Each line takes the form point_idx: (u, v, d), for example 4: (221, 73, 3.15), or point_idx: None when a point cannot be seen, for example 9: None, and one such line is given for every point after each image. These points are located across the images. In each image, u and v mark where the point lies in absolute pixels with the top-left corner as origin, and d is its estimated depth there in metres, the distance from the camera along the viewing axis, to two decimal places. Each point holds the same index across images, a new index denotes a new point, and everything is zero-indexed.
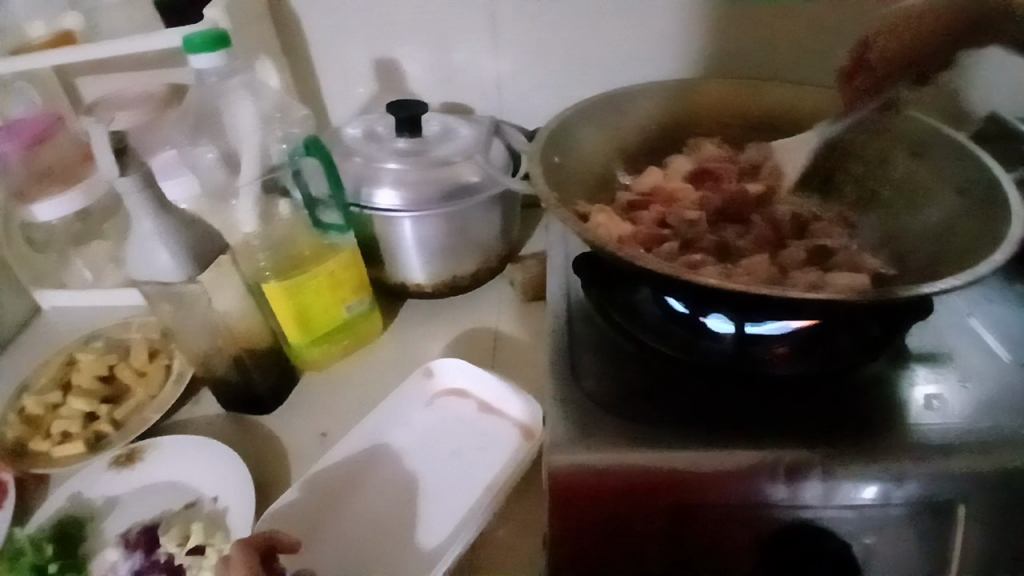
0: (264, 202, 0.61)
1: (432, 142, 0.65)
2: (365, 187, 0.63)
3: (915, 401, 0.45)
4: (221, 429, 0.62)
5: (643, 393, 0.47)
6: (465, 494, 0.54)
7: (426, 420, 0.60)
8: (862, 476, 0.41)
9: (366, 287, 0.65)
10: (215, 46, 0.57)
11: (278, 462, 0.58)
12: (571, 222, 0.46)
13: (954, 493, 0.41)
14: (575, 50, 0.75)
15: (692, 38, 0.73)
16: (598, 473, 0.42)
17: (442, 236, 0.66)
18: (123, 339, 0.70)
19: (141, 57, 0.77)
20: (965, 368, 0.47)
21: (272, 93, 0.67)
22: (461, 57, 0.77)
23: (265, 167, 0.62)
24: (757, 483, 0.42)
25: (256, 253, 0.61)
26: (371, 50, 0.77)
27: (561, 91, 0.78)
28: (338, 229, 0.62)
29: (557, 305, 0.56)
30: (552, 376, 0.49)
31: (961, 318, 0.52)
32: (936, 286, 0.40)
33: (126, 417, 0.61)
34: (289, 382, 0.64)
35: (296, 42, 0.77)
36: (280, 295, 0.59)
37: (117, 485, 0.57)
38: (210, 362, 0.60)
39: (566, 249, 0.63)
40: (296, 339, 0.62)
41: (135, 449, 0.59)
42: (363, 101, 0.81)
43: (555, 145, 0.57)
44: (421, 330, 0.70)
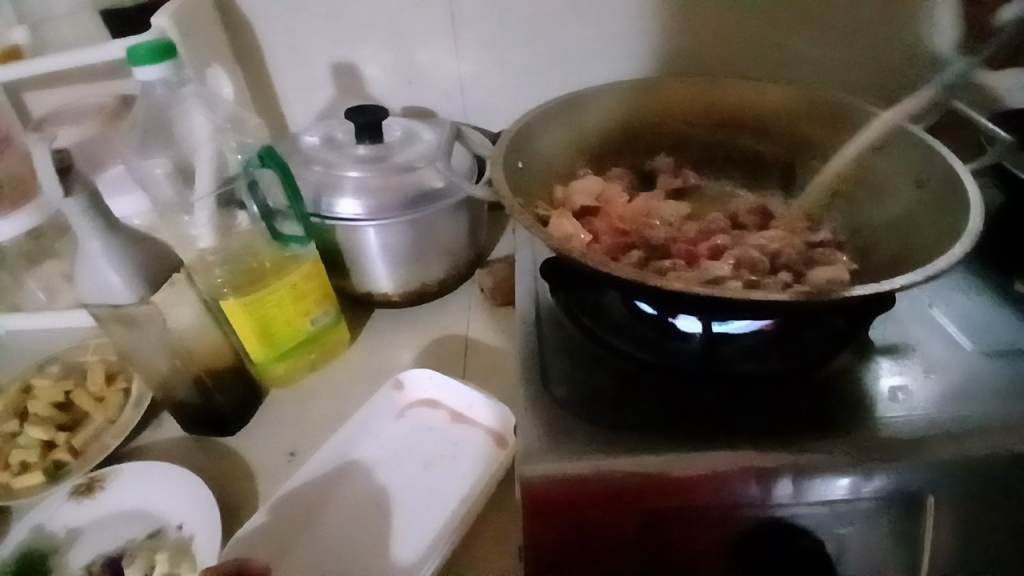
0: (222, 215, 0.60)
1: (393, 148, 0.64)
2: (326, 196, 0.61)
3: (882, 394, 0.45)
4: (187, 452, 0.60)
5: (613, 398, 0.47)
6: (439, 507, 0.53)
7: (397, 433, 0.59)
8: (832, 472, 0.41)
9: (331, 299, 0.63)
10: (162, 56, 0.54)
11: (246, 484, 0.56)
12: (534, 228, 0.46)
13: (920, 485, 0.42)
14: (536, 49, 0.74)
15: (654, 34, 0.73)
16: (570, 483, 0.41)
17: (407, 243, 0.65)
18: (81, 363, 0.68)
19: (89, 69, 0.75)
20: (929, 358, 0.48)
21: (226, 102, 0.65)
22: (422, 59, 0.75)
23: (222, 178, 0.60)
24: (729, 485, 0.41)
25: (213, 268, 0.59)
26: (329, 54, 0.75)
27: (526, 90, 0.77)
28: (298, 241, 0.60)
29: (525, 310, 0.56)
30: (521, 385, 0.48)
31: (924, 308, 0.52)
32: (900, 281, 0.40)
33: (86, 444, 0.59)
34: (255, 400, 0.62)
35: (250, 48, 0.74)
36: (240, 312, 0.57)
37: (78, 516, 0.55)
38: (170, 383, 0.58)
39: (533, 254, 0.62)
40: (260, 356, 0.61)
41: (95, 478, 0.56)
42: (323, 106, 0.79)
43: (517, 149, 0.56)
44: (390, 340, 0.69)
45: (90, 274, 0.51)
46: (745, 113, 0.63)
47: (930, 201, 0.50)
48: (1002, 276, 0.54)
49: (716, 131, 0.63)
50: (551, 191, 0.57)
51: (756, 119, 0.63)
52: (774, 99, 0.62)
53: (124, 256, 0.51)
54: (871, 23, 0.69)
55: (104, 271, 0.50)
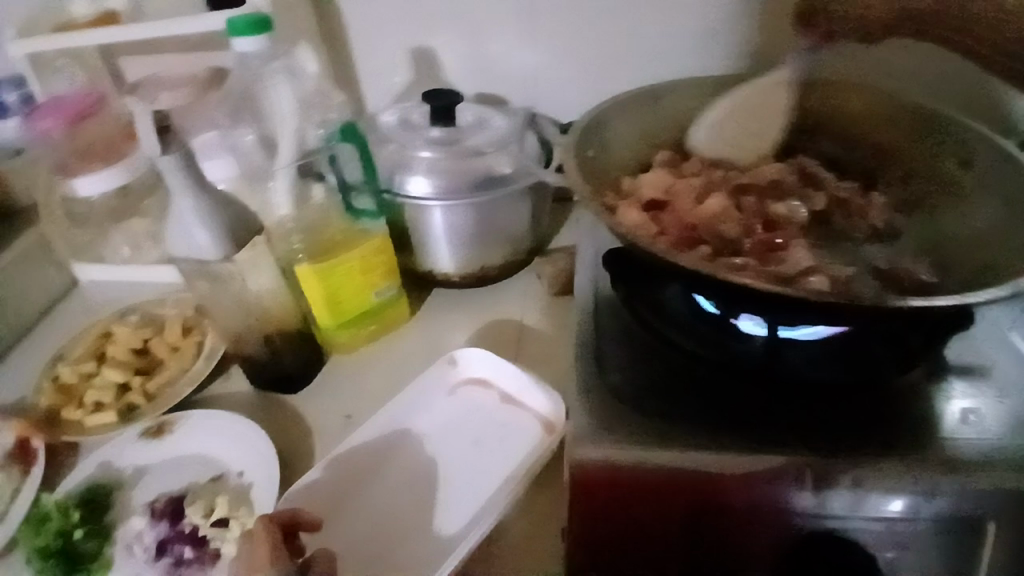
0: (299, 185, 0.63)
1: (465, 132, 0.65)
2: (398, 174, 0.63)
3: (952, 415, 0.44)
4: (250, 406, 0.63)
5: (670, 392, 0.47)
6: (486, 484, 0.54)
7: (449, 408, 0.60)
8: (889, 487, 0.40)
9: (395, 274, 0.65)
10: (256, 30, 0.58)
11: (302, 442, 0.59)
12: (603, 216, 0.46)
13: (984, 512, 0.40)
14: (613, 45, 0.75)
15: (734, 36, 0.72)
16: (621, 470, 0.42)
17: (472, 225, 0.66)
18: (157, 315, 0.72)
19: (184, 40, 0.79)
20: (1004, 384, 0.46)
21: (311, 78, 0.68)
22: (499, 48, 0.77)
23: (302, 151, 0.64)
24: (783, 489, 0.41)
25: (290, 235, 0.62)
26: (410, 39, 0.77)
27: (599, 86, 0.78)
28: (371, 216, 0.63)
29: (585, 299, 0.56)
30: (578, 370, 0.49)
31: (1004, 333, 0.50)
32: (981, 296, 0.39)
33: (158, 390, 0.63)
34: (317, 363, 0.65)
35: (336, 28, 0.77)
36: (312, 279, 0.60)
37: (146, 456, 0.58)
38: (242, 340, 0.61)
39: (596, 244, 0.63)
40: (325, 322, 0.63)
41: (165, 422, 0.60)
42: (399, 90, 0.81)
43: (589, 138, 0.57)
44: (447, 319, 0.71)
45: (179, 231, 0.55)
46: (828, 117, 0.62)
47: (1018, 217, 0.48)
48: None
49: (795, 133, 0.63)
50: (620, 181, 0.57)
51: (840, 121, 0.62)
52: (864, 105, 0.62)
53: (211, 215, 0.55)
54: None
55: (191, 230, 0.55)
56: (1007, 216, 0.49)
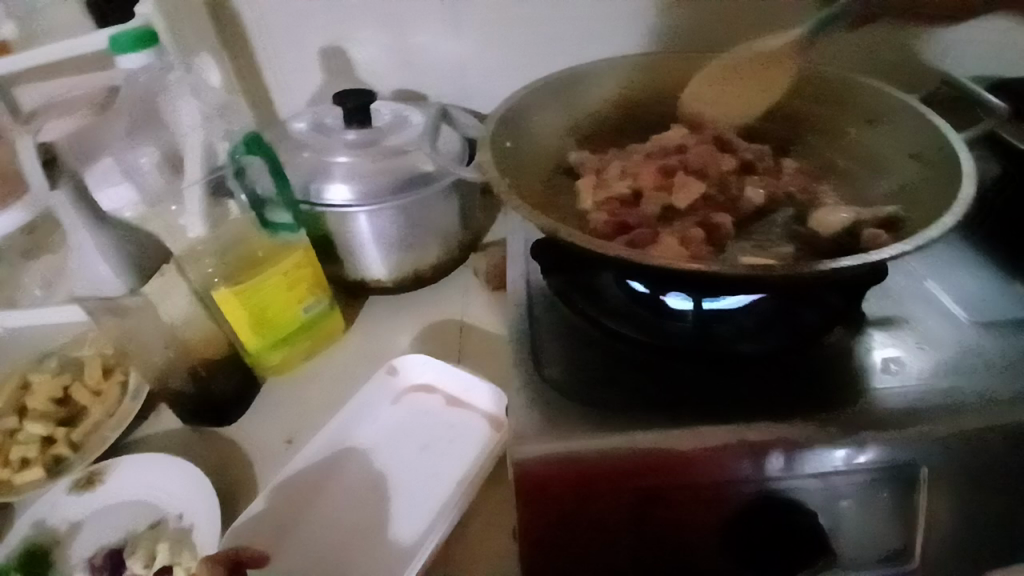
0: (213, 204, 0.60)
1: (383, 132, 0.63)
2: (316, 182, 0.61)
3: (876, 366, 0.45)
4: (186, 442, 0.60)
5: (606, 378, 0.47)
6: (437, 491, 0.53)
7: (393, 418, 0.59)
8: (824, 446, 0.41)
9: (324, 287, 0.63)
10: (141, 45, 0.54)
11: (244, 472, 0.57)
12: (523, 209, 0.45)
13: (916, 458, 0.41)
14: (525, 29, 0.73)
15: (645, 10, 0.72)
16: (564, 463, 0.42)
17: (400, 228, 0.64)
18: (78, 357, 0.68)
19: (76, 62, 0.74)
20: (923, 330, 0.47)
21: (211, 93, 0.66)
22: (411, 42, 0.74)
23: (211, 166, 0.61)
24: (722, 461, 0.41)
25: (204, 258, 0.59)
26: (317, 40, 0.74)
27: (517, 71, 0.76)
28: (288, 229, 0.60)
29: (517, 293, 0.55)
30: (514, 366, 0.48)
31: (919, 281, 0.52)
32: (892, 251, 0.40)
33: (86, 437, 0.60)
34: (252, 389, 0.62)
35: (237, 36, 0.74)
36: (233, 301, 0.57)
37: (78, 509, 0.55)
38: (165, 376, 0.58)
39: (525, 235, 0.62)
40: (255, 344, 0.60)
41: (95, 471, 0.57)
42: (313, 93, 0.78)
43: (506, 130, 0.55)
44: (386, 326, 0.69)
45: None
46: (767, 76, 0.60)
47: (925, 170, 0.50)
48: (994, 248, 0.54)
49: (708, 108, 0.63)
50: (541, 172, 0.56)
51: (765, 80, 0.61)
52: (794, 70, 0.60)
53: None
54: None
55: None
56: (915, 170, 0.51)
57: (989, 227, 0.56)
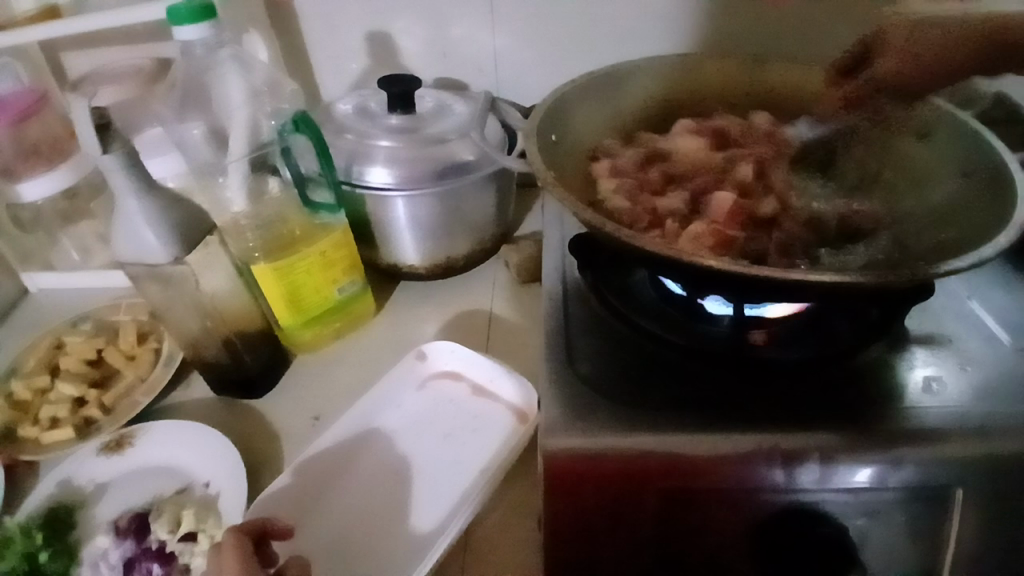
0: (254, 180, 0.60)
1: (425, 119, 0.63)
2: (357, 164, 0.62)
3: (915, 384, 0.44)
4: (215, 412, 0.61)
5: (641, 378, 0.46)
6: (461, 477, 0.53)
7: (418, 404, 0.59)
8: (858, 460, 0.41)
9: (358, 268, 0.64)
10: (200, 18, 0.55)
11: (269, 447, 0.57)
12: (569, 202, 0.45)
13: (950, 478, 0.41)
14: (572, 26, 0.73)
15: (693, 13, 0.71)
16: (594, 459, 0.41)
17: (436, 216, 0.65)
18: (113, 322, 0.69)
19: (126, 31, 0.75)
20: (964, 351, 0.47)
21: (259, 69, 0.66)
22: (457, 31, 0.75)
23: (254, 143, 0.61)
24: (754, 468, 0.41)
25: (246, 232, 0.60)
26: (364, 25, 0.75)
27: (560, 67, 0.76)
28: (329, 208, 0.61)
29: (552, 286, 0.56)
30: (548, 360, 0.48)
31: (961, 301, 0.51)
32: (939, 268, 0.39)
33: (116, 401, 0.61)
34: (281, 365, 0.63)
35: (286, 16, 0.75)
36: (270, 276, 0.58)
37: (105, 471, 0.56)
38: (200, 345, 0.59)
39: (562, 230, 0.62)
40: (288, 320, 0.61)
41: (125, 435, 0.58)
42: (356, 76, 0.79)
43: (551, 123, 0.55)
44: (414, 312, 0.69)
45: (127, 233, 0.52)
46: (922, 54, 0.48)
47: (978, 190, 0.48)
48: None
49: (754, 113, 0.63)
50: (584, 166, 0.56)
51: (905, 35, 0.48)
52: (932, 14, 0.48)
53: (160, 216, 0.51)
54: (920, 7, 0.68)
55: (140, 230, 0.51)
56: (966, 189, 0.49)
57: None
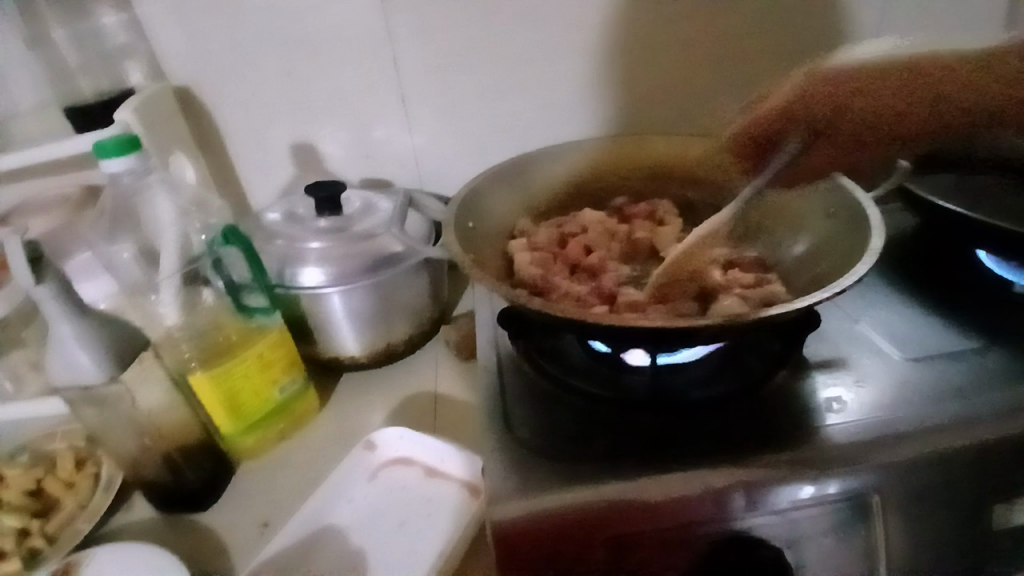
0: (187, 293, 0.62)
1: (353, 219, 0.67)
2: (290, 267, 0.64)
3: (820, 406, 0.48)
4: (161, 533, 0.59)
5: (575, 435, 0.49)
6: (418, 561, 0.53)
7: (371, 494, 0.59)
8: (782, 485, 0.43)
9: (298, 366, 0.65)
10: (127, 149, 0.58)
11: (218, 561, 0.56)
12: (487, 280, 0.49)
13: (867, 487, 0.44)
14: (483, 120, 0.80)
15: (590, 97, 0.79)
16: (538, 521, 0.43)
17: (371, 307, 0.67)
18: (50, 451, 0.67)
19: (53, 162, 0.77)
20: (860, 369, 0.52)
21: (188, 188, 0.70)
22: (376, 134, 0.80)
23: (186, 258, 0.63)
24: (689, 506, 0.43)
25: (181, 344, 0.61)
26: (288, 137, 0.80)
27: (477, 157, 0.83)
28: (264, 312, 0.63)
29: (487, 359, 0.58)
30: (487, 430, 0.50)
31: (852, 324, 0.57)
32: (817, 297, 0.44)
33: (59, 529, 0.58)
34: (226, 475, 0.62)
35: (214, 135, 0.79)
36: (208, 386, 0.59)
37: None
38: (140, 463, 0.58)
39: (491, 306, 0.66)
40: (229, 428, 0.61)
41: (70, 562, 0.55)
42: (284, 183, 0.83)
43: (467, 211, 0.60)
44: (360, 402, 0.70)
45: (63, 357, 0.52)
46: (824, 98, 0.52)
47: (841, 227, 0.55)
48: (919, 292, 0.60)
49: (649, 182, 0.69)
50: (503, 246, 0.61)
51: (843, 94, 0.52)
52: (852, 66, 0.52)
53: (94, 338, 0.52)
54: (782, 74, 0.79)
55: (75, 353, 0.52)
56: (834, 228, 0.56)
57: (910, 277, 0.62)
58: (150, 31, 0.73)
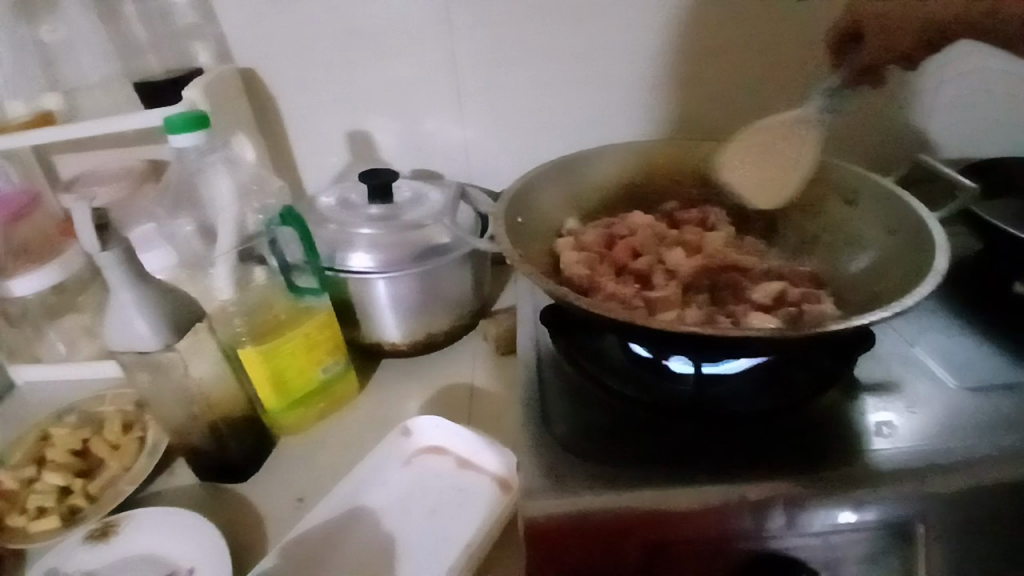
0: (241, 269, 0.65)
1: (403, 208, 0.68)
2: (340, 252, 0.66)
3: (869, 430, 0.47)
4: (200, 499, 0.61)
5: (612, 438, 0.49)
6: (448, 548, 0.54)
7: (405, 479, 0.60)
8: (824, 506, 0.43)
9: (341, 348, 0.67)
10: (194, 127, 0.60)
11: (254, 530, 0.58)
12: (535, 275, 0.49)
13: (911, 516, 0.43)
14: (535, 118, 0.81)
15: (644, 100, 0.79)
16: (572, 519, 0.43)
17: (416, 295, 0.68)
18: (98, 413, 0.70)
19: (118, 136, 0.80)
20: (913, 396, 0.50)
21: (246, 168, 0.72)
22: (429, 127, 0.81)
23: (242, 236, 0.66)
24: (724, 518, 0.43)
25: (233, 319, 0.63)
26: (344, 125, 0.82)
27: (526, 155, 0.83)
28: (313, 293, 0.64)
29: (527, 355, 0.59)
30: (525, 425, 0.50)
31: (907, 349, 0.55)
32: (872, 318, 0.43)
33: (101, 489, 0.61)
34: (266, 448, 0.64)
35: (273, 118, 0.81)
36: (257, 360, 0.60)
37: (88, 560, 0.56)
38: (186, 430, 0.60)
39: (534, 301, 0.66)
40: (273, 403, 0.63)
41: (110, 522, 0.58)
42: (337, 169, 0.85)
43: (517, 206, 0.60)
44: (398, 388, 0.71)
45: (120, 322, 0.54)
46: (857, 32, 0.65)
47: (902, 246, 0.54)
48: (977, 319, 0.58)
49: (702, 187, 0.69)
50: (551, 243, 0.61)
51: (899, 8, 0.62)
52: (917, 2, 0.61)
53: (153, 306, 0.54)
54: None
55: (134, 320, 0.53)
56: (894, 245, 0.55)
57: (968, 303, 0.60)
58: (218, 14, 0.75)
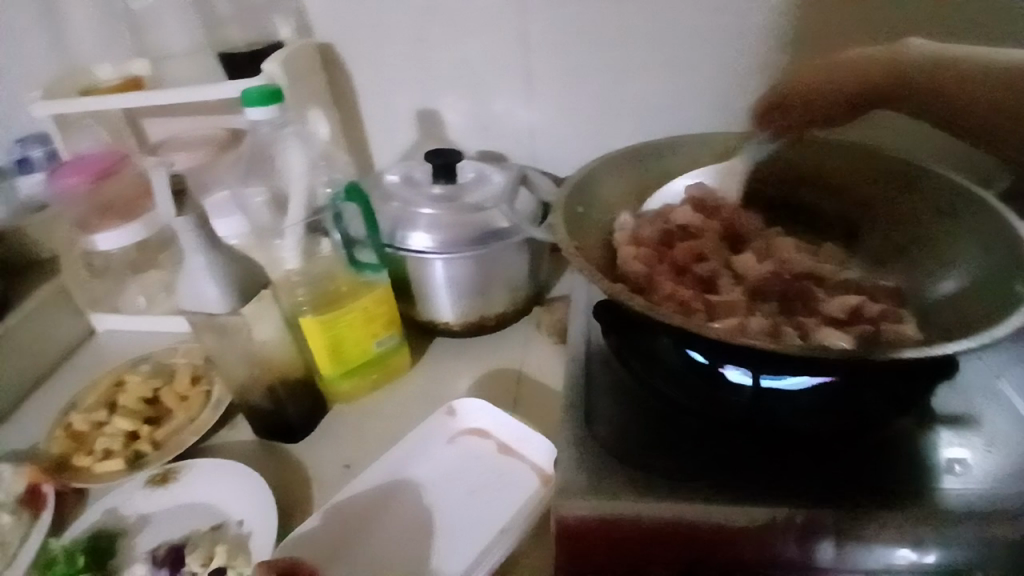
0: (308, 241, 0.66)
1: (465, 189, 0.68)
2: (400, 230, 0.67)
3: (939, 465, 0.44)
4: (256, 455, 0.65)
5: (659, 441, 0.48)
6: (482, 531, 0.55)
7: (446, 458, 0.61)
8: (877, 539, 0.41)
9: (397, 324, 0.68)
10: (269, 100, 0.62)
11: (302, 491, 0.60)
12: (588, 271, 0.48)
13: (973, 561, 0.40)
14: (606, 104, 0.78)
15: (722, 91, 0.75)
16: (606, 522, 0.43)
17: (471, 277, 0.69)
18: (169, 364, 0.74)
19: (201, 103, 0.83)
20: (992, 432, 0.46)
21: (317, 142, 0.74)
22: (497, 108, 0.81)
23: (311, 209, 0.67)
24: (768, 539, 0.42)
25: (296, 288, 0.65)
26: (414, 102, 0.82)
27: (594, 141, 0.81)
28: (373, 268, 0.66)
29: (577, 347, 0.58)
30: (568, 420, 0.50)
31: (991, 380, 0.51)
32: (954, 348, 0.40)
33: (165, 438, 0.65)
34: (320, 412, 0.67)
35: (345, 92, 0.83)
36: (316, 329, 0.62)
37: (148, 504, 0.60)
38: (246, 390, 0.63)
39: (589, 294, 0.65)
40: (328, 371, 0.65)
41: (170, 470, 0.62)
42: (404, 146, 0.86)
43: (579, 196, 0.59)
44: (449, 366, 0.72)
45: (191, 286, 0.57)
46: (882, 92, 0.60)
47: (998, 270, 0.50)
48: None
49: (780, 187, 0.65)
50: (612, 235, 0.60)
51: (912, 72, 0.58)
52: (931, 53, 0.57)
53: (222, 272, 0.57)
54: None
55: (205, 285, 0.56)
56: (990, 267, 0.51)
57: None
58: None
